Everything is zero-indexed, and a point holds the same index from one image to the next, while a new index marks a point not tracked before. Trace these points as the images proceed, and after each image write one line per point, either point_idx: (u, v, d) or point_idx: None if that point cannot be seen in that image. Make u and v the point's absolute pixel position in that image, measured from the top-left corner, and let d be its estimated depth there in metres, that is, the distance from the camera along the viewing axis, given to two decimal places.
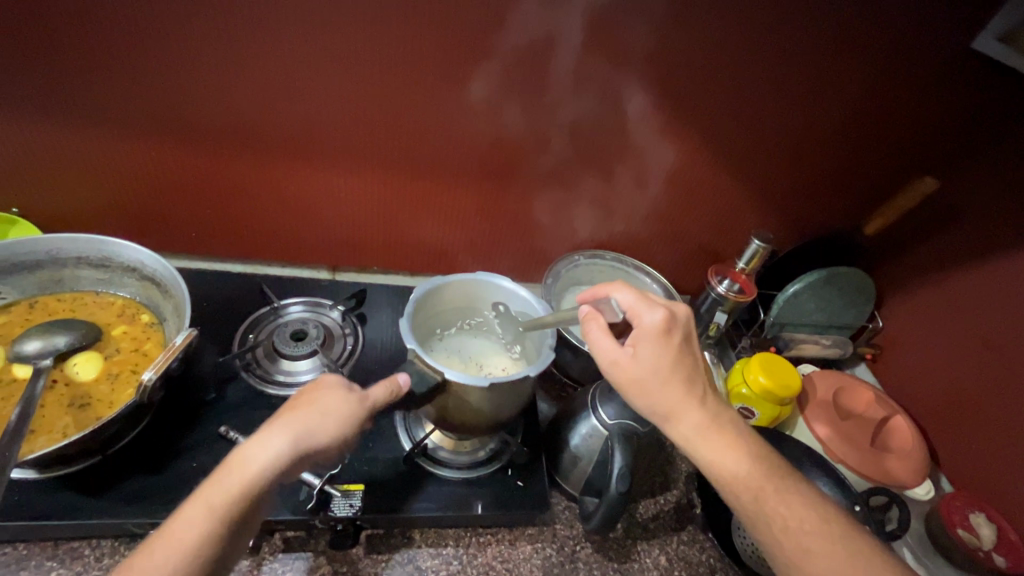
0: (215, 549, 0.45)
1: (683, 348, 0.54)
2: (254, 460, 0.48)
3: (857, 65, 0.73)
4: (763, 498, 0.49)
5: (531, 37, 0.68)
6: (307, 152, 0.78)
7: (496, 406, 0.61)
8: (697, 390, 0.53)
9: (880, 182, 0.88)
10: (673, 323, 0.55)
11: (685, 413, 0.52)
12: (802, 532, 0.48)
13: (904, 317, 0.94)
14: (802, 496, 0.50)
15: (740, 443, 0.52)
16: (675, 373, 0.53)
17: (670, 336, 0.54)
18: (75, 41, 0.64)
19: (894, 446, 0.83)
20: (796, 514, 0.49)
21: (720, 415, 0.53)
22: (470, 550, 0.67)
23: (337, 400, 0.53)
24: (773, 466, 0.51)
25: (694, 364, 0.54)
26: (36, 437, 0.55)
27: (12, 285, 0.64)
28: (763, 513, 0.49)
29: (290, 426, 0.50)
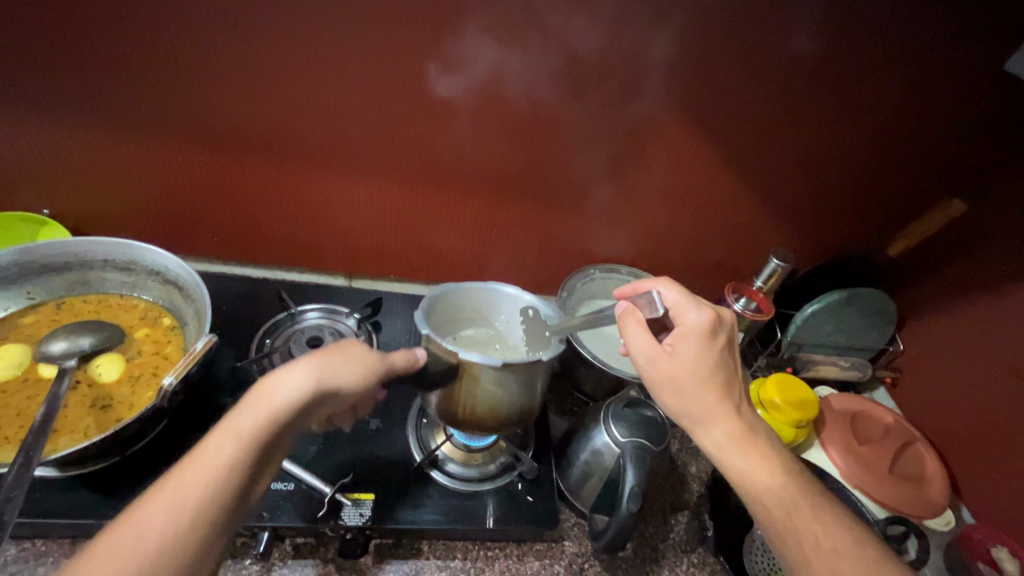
0: (240, 481, 0.42)
1: (724, 352, 0.54)
2: (282, 390, 0.47)
3: (883, 85, 0.73)
4: (795, 515, 0.47)
5: (553, 53, 0.68)
6: (329, 162, 0.79)
7: (507, 407, 0.63)
8: (735, 396, 0.52)
9: (903, 203, 0.87)
10: (718, 325, 0.54)
11: (721, 415, 0.51)
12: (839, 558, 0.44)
13: (926, 340, 0.92)
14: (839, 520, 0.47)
15: (776, 455, 0.50)
16: (714, 374, 0.52)
17: (714, 337, 0.54)
18: (108, 50, 0.66)
19: (913, 474, 0.81)
20: (831, 535, 0.46)
21: (756, 425, 0.52)
22: (478, 564, 0.67)
23: (358, 352, 0.54)
24: (810, 483, 0.49)
25: (733, 370, 0.54)
26: (59, 437, 0.57)
27: (42, 286, 0.66)
28: (795, 530, 0.46)
29: (315, 364, 0.50)
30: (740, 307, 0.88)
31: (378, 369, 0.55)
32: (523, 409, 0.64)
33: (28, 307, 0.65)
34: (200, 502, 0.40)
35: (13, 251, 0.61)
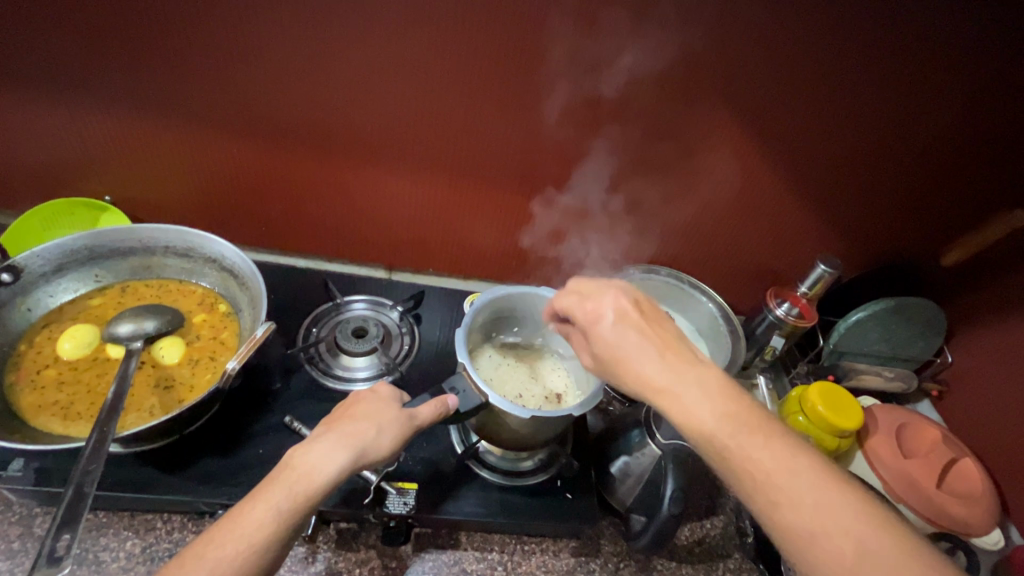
0: (267, 561, 0.44)
1: (620, 323, 0.51)
2: (320, 470, 0.48)
3: (949, 85, 0.70)
4: (736, 458, 0.42)
5: (607, 51, 0.68)
6: (376, 156, 0.81)
7: (534, 427, 0.63)
8: (651, 350, 0.48)
9: (956, 210, 0.85)
10: (616, 295, 0.53)
11: (641, 374, 0.47)
12: (781, 491, 0.40)
13: (976, 353, 0.89)
14: (783, 453, 0.41)
15: (706, 391, 0.45)
16: (622, 350, 0.49)
17: (603, 318, 0.52)
18: (172, 44, 0.68)
19: (961, 490, 0.78)
20: (773, 470, 0.40)
21: (680, 371, 0.46)
22: (515, 558, 0.68)
23: (390, 413, 0.54)
24: (743, 410, 0.44)
25: (651, 328, 0.50)
26: (126, 414, 0.60)
27: (108, 269, 0.69)
28: (738, 471, 0.41)
29: (349, 439, 0.50)
30: (782, 313, 0.88)
31: (406, 430, 0.54)
32: (544, 438, 0.67)
33: (96, 290, 0.68)
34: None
35: (84, 236, 0.64)
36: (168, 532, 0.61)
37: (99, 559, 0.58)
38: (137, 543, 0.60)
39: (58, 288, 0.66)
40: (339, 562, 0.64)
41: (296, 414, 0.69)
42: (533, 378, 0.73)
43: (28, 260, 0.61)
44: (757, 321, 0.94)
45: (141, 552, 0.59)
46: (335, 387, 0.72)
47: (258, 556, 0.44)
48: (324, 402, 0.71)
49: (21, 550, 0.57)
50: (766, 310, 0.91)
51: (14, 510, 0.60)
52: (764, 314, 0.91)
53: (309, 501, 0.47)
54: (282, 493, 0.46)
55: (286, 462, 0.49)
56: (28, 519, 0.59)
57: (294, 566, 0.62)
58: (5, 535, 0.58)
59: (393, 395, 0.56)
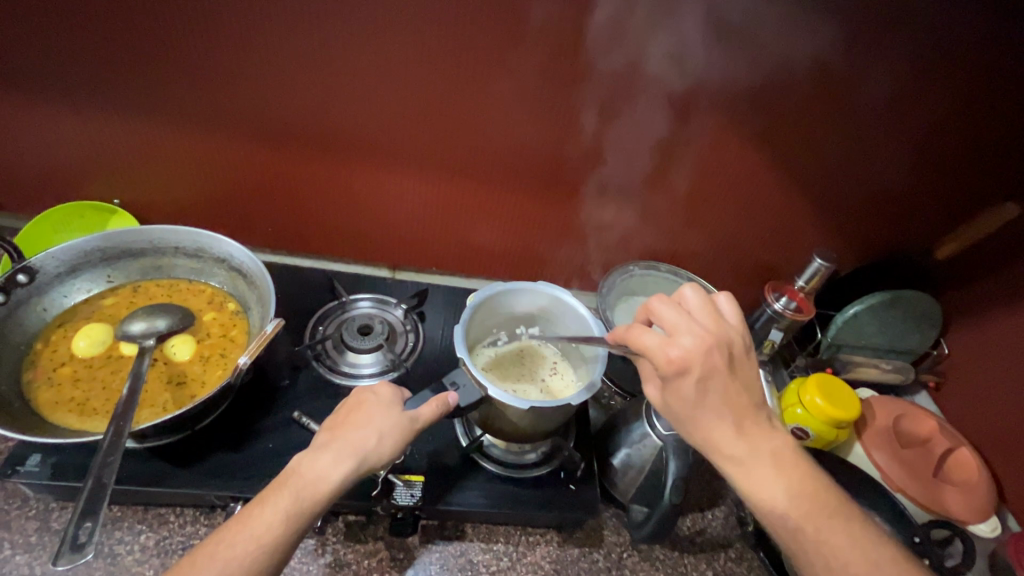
0: (276, 557, 0.46)
1: (702, 385, 0.48)
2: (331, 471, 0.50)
3: (941, 83, 0.72)
4: (802, 534, 0.47)
5: (606, 54, 0.70)
6: (379, 156, 0.82)
7: (533, 420, 0.65)
8: (731, 423, 0.49)
9: (949, 203, 0.86)
10: (706, 346, 0.48)
11: (719, 444, 0.49)
12: (842, 565, 0.45)
13: (972, 345, 0.91)
14: (850, 534, 0.47)
15: (786, 475, 0.48)
16: (702, 413, 0.49)
17: (686, 375, 0.48)
18: (179, 48, 0.70)
19: (958, 480, 0.80)
20: (834, 544, 0.46)
21: (756, 442, 0.49)
22: (520, 548, 0.69)
23: (388, 418, 0.55)
24: (818, 496, 0.48)
25: (734, 390, 0.49)
26: (141, 410, 0.61)
27: (120, 270, 0.70)
28: (803, 548, 0.47)
29: (346, 448, 0.52)
30: (780, 308, 0.89)
31: (406, 430, 0.55)
32: (546, 430, 0.68)
33: (108, 290, 0.70)
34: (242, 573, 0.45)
35: (96, 237, 0.65)
36: (181, 526, 0.63)
37: (114, 552, 0.60)
38: (151, 536, 0.62)
39: (72, 288, 0.67)
40: (348, 554, 0.65)
41: (304, 409, 0.70)
42: (530, 372, 0.75)
43: (43, 261, 0.62)
44: (756, 315, 0.95)
45: (155, 545, 0.61)
46: (342, 383, 0.74)
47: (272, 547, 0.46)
48: (330, 398, 0.73)
49: (39, 543, 0.59)
50: (764, 304, 0.92)
51: (31, 505, 0.61)
52: (762, 308, 0.92)
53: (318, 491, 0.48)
54: (288, 497, 0.48)
55: (289, 473, 0.51)
56: (45, 514, 0.61)
57: (305, 559, 0.64)
58: (22, 529, 0.60)
59: (395, 396, 0.57)
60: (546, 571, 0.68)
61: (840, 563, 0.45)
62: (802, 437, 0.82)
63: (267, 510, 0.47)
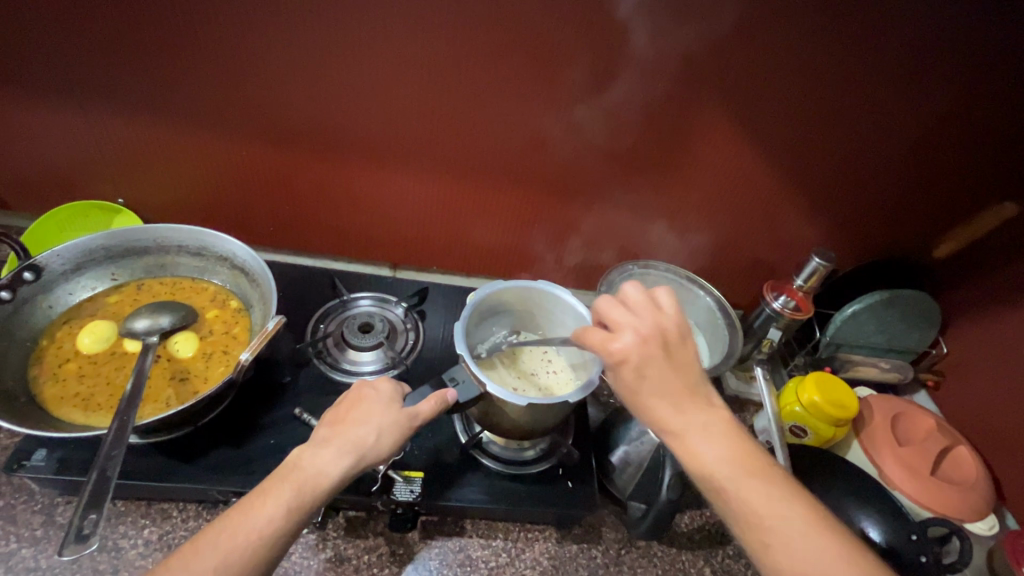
0: (275, 551, 0.47)
1: (643, 368, 0.49)
2: (331, 467, 0.51)
3: (938, 83, 0.72)
4: (730, 501, 0.45)
5: (606, 54, 0.70)
6: (380, 156, 0.83)
7: (531, 418, 0.65)
8: (668, 399, 0.49)
9: (949, 203, 0.86)
10: (642, 339, 0.49)
11: (656, 419, 0.49)
12: (769, 532, 0.44)
13: (971, 344, 0.91)
14: (777, 498, 0.45)
15: (720, 442, 0.47)
16: (642, 394, 0.49)
17: (628, 361, 0.49)
18: (182, 48, 0.71)
19: (955, 478, 0.80)
20: (765, 517, 0.44)
21: (692, 417, 0.49)
22: (519, 545, 0.70)
23: (389, 415, 0.55)
24: (754, 465, 0.47)
25: (671, 373, 0.49)
26: (144, 405, 0.62)
27: (124, 268, 0.71)
28: (734, 517, 0.45)
29: (345, 445, 0.52)
30: (779, 307, 0.89)
31: (406, 428, 0.56)
32: (544, 427, 0.69)
33: (113, 287, 0.70)
34: (244, 566, 0.45)
35: (101, 236, 0.66)
36: (183, 521, 0.64)
37: (118, 546, 0.61)
38: (154, 531, 0.62)
39: (77, 285, 0.68)
40: (348, 549, 0.66)
41: (305, 406, 0.71)
42: (532, 371, 0.75)
43: (49, 258, 0.63)
44: (755, 314, 0.95)
45: (158, 539, 0.62)
46: (342, 380, 0.75)
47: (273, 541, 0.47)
48: (331, 395, 0.73)
49: (44, 537, 0.60)
50: (763, 303, 0.92)
51: (36, 500, 0.62)
52: (761, 307, 0.92)
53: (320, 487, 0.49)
54: (290, 492, 0.49)
55: (294, 463, 0.51)
56: (50, 508, 0.62)
57: (305, 553, 0.64)
58: (28, 523, 0.60)
59: (395, 393, 0.58)
60: (544, 567, 0.69)
61: (771, 531, 0.44)
62: (801, 435, 0.83)
63: (268, 503, 0.48)
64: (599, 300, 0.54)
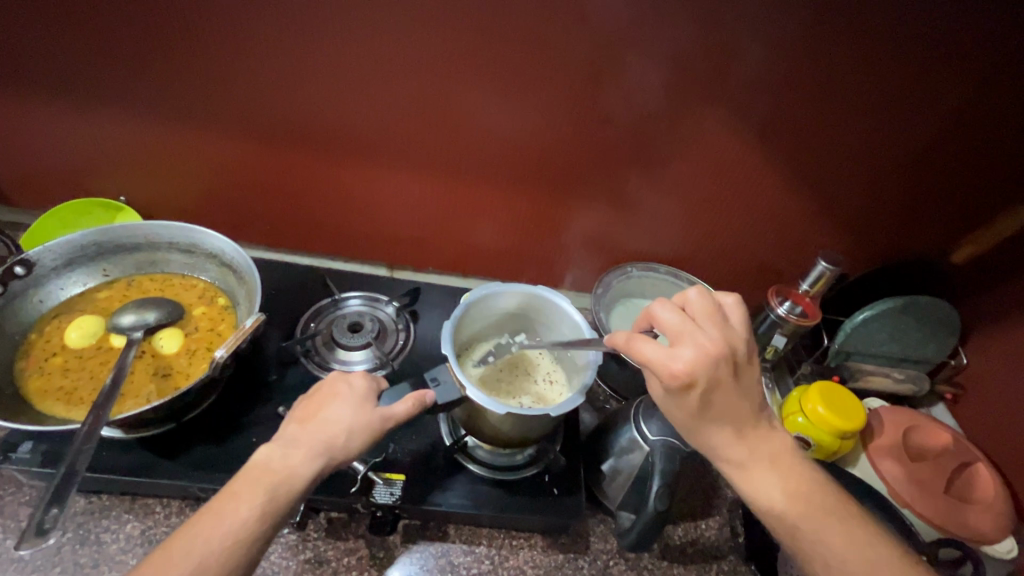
0: (241, 561, 0.45)
1: (711, 395, 0.46)
2: (300, 468, 0.50)
3: (954, 79, 0.68)
4: (797, 531, 0.47)
5: (598, 50, 0.68)
6: (373, 155, 0.83)
7: (516, 424, 0.64)
8: (733, 429, 0.48)
9: (968, 206, 0.82)
10: (710, 359, 0.46)
11: (718, 450, 0.49)
12: (841, 563, 0.46)
13: (993, 355, 0.86)
14: (843, 528, 0.47)
15: (785, 471, 0.48)
16: (707, 421, 0.48)
17: (695, 386, 0.46)
18: (176, 48, 0.71)
19: (973, 497, 0.75)
20: (833, 544, 0.46)
21: (757, 448, 0.48)
22: (503, 552, 0.68)
23: (361, 415, 0.54)
24: (817, 493, 0.48)
25: (736, 400, 0.47)
26: (124, 400, 0.62)
27: (116, 264, 0.72)
28: (800, 546, 0.47)
29: (314, 446, 0.51)
30: (783, 311, 0.86)
31: (379, 431, 0.55)
32: (530, 435, 0.67)
33: (104, 282, 0.71)
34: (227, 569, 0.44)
35: (92, 232, 0.67)
36: (165, 517, 0.64)
37: (100, 540, 0.61)
38: (136, 526, 0.63)
39: (68, 280, 0.69)
40: (328, 551, 0.65)
41: (289, 404, 0.71)
42: (524, 379, 0.73)
43: (40, 254, 0.64)
44: (759, 320, 0.92)
45: (140, 534, 0.62)
46: None
47: (237, 547, 0.45)
48: None
49: None
50: (768, 309, 0.89)
51: (24, 491, 0.63)
52: (766, 312, 0.89)
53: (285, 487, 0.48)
54: (263, 494, 0.48)
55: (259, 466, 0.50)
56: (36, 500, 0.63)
57: (284, 554, 0.64)
58: (14, 513, 0.61)
59: (370, 392, 0.57)
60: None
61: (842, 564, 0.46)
62: (803, 446, 0.78)
63: (241, 506, 0.47)
64: (654, 308, 0.48)
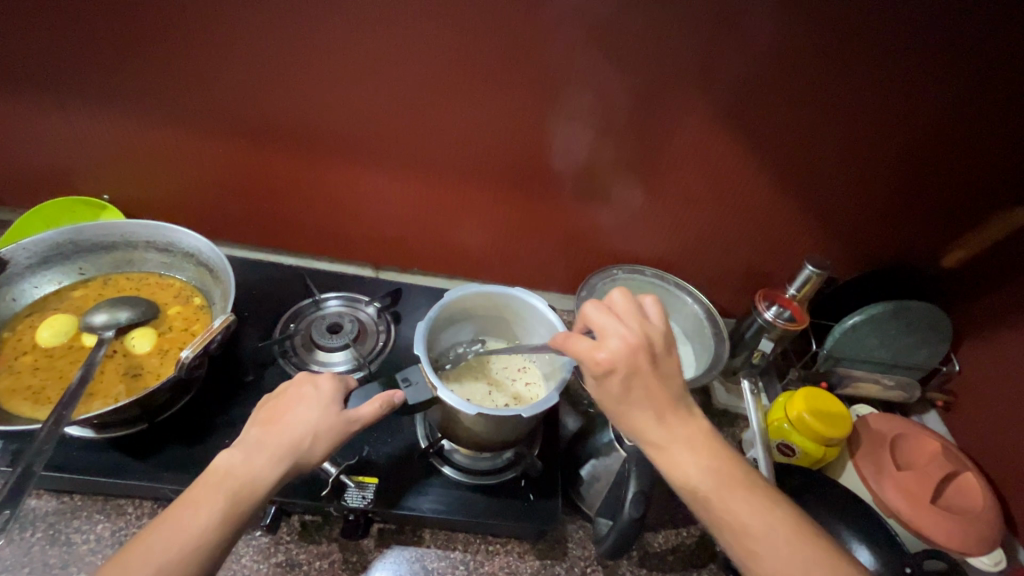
0: (196, 567, 0.44)
1: (630, 380, 0.46)
2: (261, 473, 0.49)
3: (942, 81, 0.67)
4: (713, 509, 0.45)
5: (578, 51, 0.67)
6: (355, 155, 0.82)
7: (490, 427, 0.63)
8: (652, 411, 0.47)
9: (960, 210, 0.80)
10: (629, 346, 0.47)
11: (639, 431, 0.47)
12: (755, 542, 0.43)
13: (985, 362, 0.84)
14: (759, 507, 0.44)
15: (703, 451, 0.46)
16: (629, 406, 0.47)
17: (615, 372, 0.46)
18: (153, 47, 0.71)
19: (961, 508, 0.74)
20: (751, 524, 0.44)
21: (676, 430, 0.47)
22: (478, 557, 0.67)
23: (328, 418, 0.53)
24: (736, 475, 0.46)
25: (656, 384, 0.47)
26: (93, 400, 0.62)
27: (92, 263, 0.72)
28: (721, 527, 0.45)
29: (277, 450, 0.51)
30: (770, 316, 0.85)
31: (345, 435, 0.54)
32: (505, 438, 0.66)
33: (80, 281, 0.71)
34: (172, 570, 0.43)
35: (67, 230, 0.67)
36: (137, 518, 0.63)
37: (70, 541, 0.61)
38: (107, 527, 0.62)
39: (42, 279, 0.69)
40: (300, 554, 0.65)
41: None
42: (502, 380, 0.73)
43: (13, 252, 0.64)
44: (747, 324, 0.91)
45: (110, 535, 0.62)
46: None
47: (193, 552, 0.44)
48: None
49: None
50: (755, 313, 0.88)
51: None
52: (753, 317, 0.88)
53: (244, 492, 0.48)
54: (224, 498, 0.47)
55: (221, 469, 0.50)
56: None
57: (256, 557, 0.63)
58: None
59: (336, 394, 0.56)
60: None
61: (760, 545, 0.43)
62: (788, 453, 0.78)
63: (201, 510, 0.46)
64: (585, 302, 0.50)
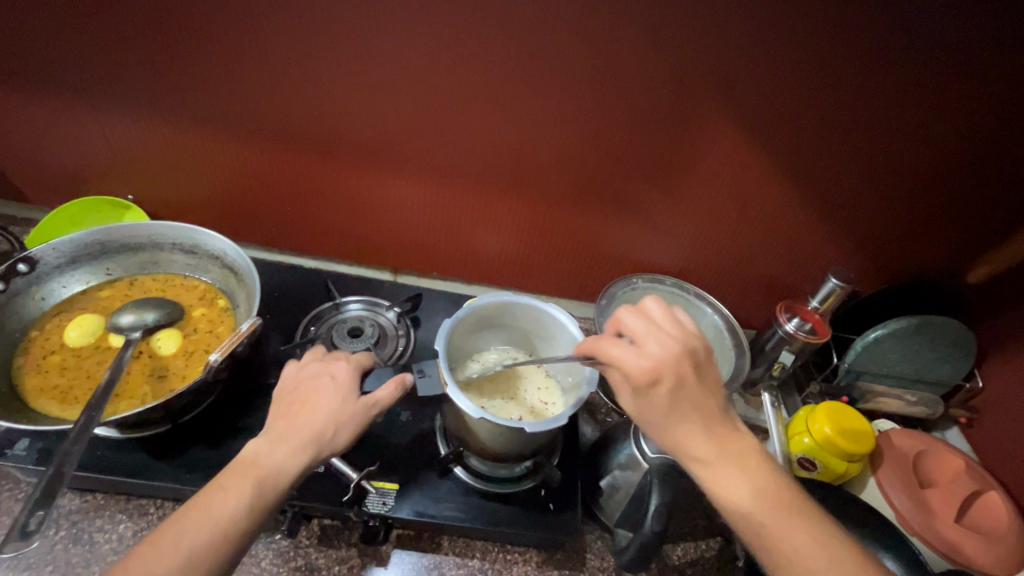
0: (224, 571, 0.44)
1: (675, 390, 0.47)
2: (290, 479, 0.49)
3: (974, 96, 0.66)
4: (761, 530, 0.44)
5: (606, 60, 0.67)
6: (379, 160, 0.82)
7: (503, 434, 0.62)
8: (696, 423, 0.47)
9: (987, 225, 0.79)
10: (673, 353, 0.48)
11: (684, 444, 0.47)
12: (805, 565, 0.42)
13: (1010, 380, 0.83)
14: (806, 527, 0.44)
15: (750, 468, 0.46)
16: (673, 418, 0.47)
17: (660, 380, 0.47)
18: (183, 50, 0.71)
19: (985, 527, 0.72)
20: (797, 545, 0.43)
21: (721, 444, 0.47)
22: (496, 566, 0.67)
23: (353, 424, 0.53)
24: (783, 494, 0.46)
25: (699, 395, 0.48)
26: (119, 401, 0.62)
27: (119, 263, 0.72)
28: (767, 548, 0.44)
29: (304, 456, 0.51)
30: (791, 329, 0.84)
31: None
32: (522, 446, 0.65)
33: (106, 281, 0.72)
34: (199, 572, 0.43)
35: (96, 231, 0.68)
36: (159, 518, 0.64)
37: (93, 540, 0.61)
38: (129, 527, 0.63)
39: (71, 279, 0.69)
40: (320, 558, 0.65)
41: None
42: (519, 392, 0.72)
43: (44, 252, 0.65)
44: (767, 335, 0.90)
45: (133, 535, 0.62)
46: None
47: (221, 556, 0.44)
48: None
49: None
50: (776, 325, 0.87)
51: (20, 488, 0.63)
52: (773, 329, 0.87)
53: (272, 497, 0.48)
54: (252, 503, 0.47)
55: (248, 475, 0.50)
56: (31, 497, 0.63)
57: (275, 560, 0.63)
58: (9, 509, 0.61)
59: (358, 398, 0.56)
60: None
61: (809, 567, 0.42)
62: (810, 468, 0.77)
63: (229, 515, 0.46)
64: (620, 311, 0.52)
